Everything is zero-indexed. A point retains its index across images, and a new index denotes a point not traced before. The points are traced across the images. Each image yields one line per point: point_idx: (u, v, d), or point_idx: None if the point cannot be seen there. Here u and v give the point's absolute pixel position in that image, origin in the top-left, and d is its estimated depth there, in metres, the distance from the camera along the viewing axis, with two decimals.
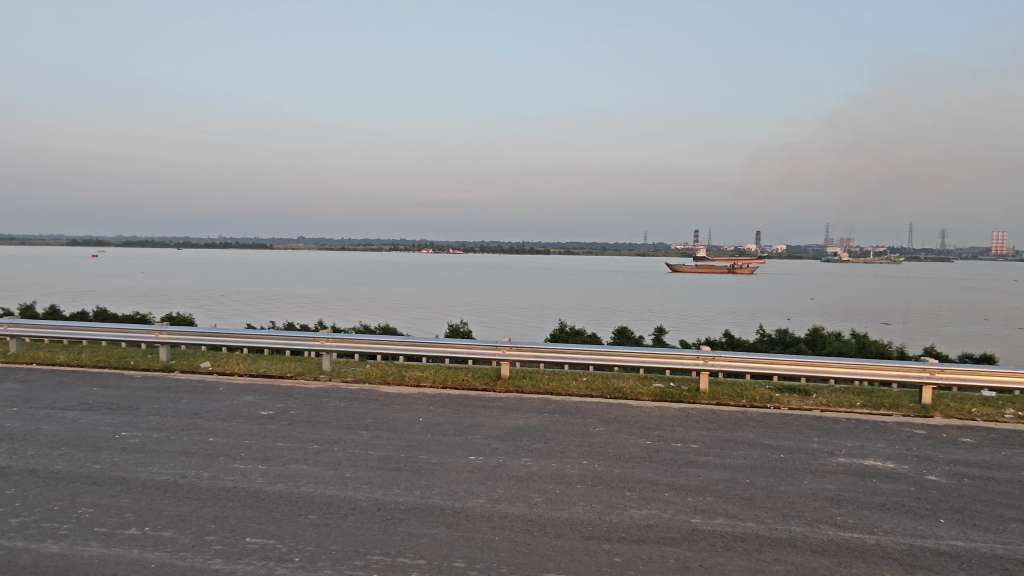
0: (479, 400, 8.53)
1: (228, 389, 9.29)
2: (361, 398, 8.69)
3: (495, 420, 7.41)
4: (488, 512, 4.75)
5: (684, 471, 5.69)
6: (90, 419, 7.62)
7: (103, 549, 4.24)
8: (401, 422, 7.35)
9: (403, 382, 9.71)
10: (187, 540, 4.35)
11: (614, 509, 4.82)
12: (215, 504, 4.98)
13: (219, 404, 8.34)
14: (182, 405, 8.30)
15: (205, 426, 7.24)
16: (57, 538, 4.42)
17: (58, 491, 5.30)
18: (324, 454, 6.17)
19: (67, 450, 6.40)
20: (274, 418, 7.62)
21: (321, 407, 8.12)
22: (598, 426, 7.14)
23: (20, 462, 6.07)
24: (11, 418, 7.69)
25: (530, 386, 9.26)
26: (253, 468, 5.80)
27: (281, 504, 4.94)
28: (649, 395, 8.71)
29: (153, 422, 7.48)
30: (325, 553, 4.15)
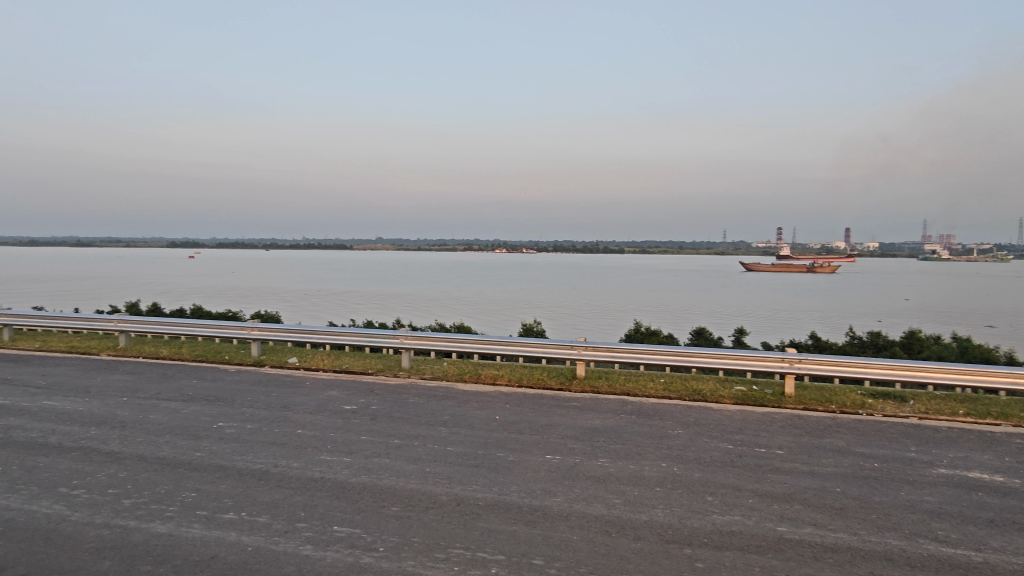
0: (554, 399, 8.53)
1: (314, 384, 9.70)
2: (439, 395, 8.87)
3: (571, 419, 7.40)
4: (566, 511, 4.76)
5: (769, 477, 5.49)
6: (190, 410, 8.16)
7: (205, 531, 4.53)
8: (478, 420, 7.46)
9: (479, 380, 9.84)
10: (280, 526, 4.58)
11: (695, 514, 4.71)
12: (304, 493, 5.21)
13: (306, 398, 8.73)
14: (272, 398, 8.73)
15: (293, 419, 7.60)
16: (164, 519, 4.76)
17: (164, 476, 5.70)
18: (405, 449, 6.35)
19: (171, 438, 6.88)
20: (357, 412, 7.90)
21: (401, 403, 8.35)
22: (677, 429, 7.00)
23: (131, 447, 6.57)
24: (122, 407, 8.33)
25: (606, 387, 9.19)
26: (338, 460, 6.04)
27: (365, 496, 5.13)
28: (730, 398, 8.45)
29: (247, 413, 7.91)
30: (408, 545, 4.27)
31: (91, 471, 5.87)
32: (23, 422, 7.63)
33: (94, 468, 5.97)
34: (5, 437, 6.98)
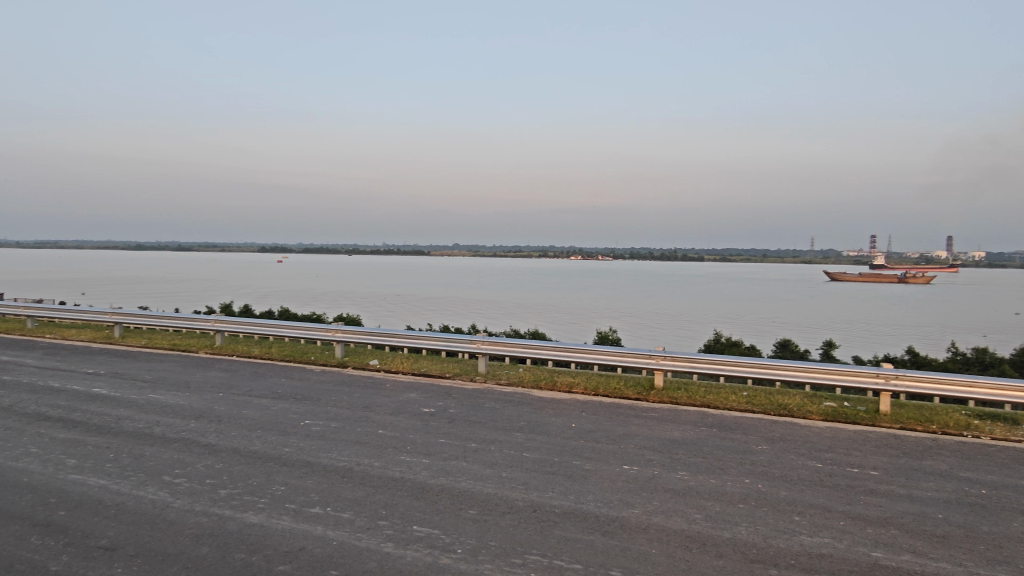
0: (632, 409, 8.40)
1: (394, 386, 9.96)
2: (515, 401, 8.93)
3: (649, 430, 7.27)
4: (645, 524, 4.68)
5: (862, 499, 5.20)
6: (279, 407, 8.57)
7: (293, 524, 4.74)
8: (554, 427, 7.45)
9: (555, 388, 9.81)
10: (363, 523, 4.73)
11: (781, 533, 4.52)
12: (384, 492, 5.37)
13: (386, 399, 8.99)
14: (355, 399, 9.04)
15: (374, 419, 7.84)
16: (255, 510, 5.02)
17: (256, 468, 6.01)
18: (482, 453, 6.42)
19: (262, 433, 7.25)
20: (435, 415, 8.06)
21: (478, 407, 8.45)
22: (761, 444, 6.74)
23: (226, 440, 6.97)
24: (219, 403, 8.85)
25: (686, 398, 8.97)
26: (417, 461, 6.18)
27: (443, 498, 5.21)
28: (819, 414, 8.06)
29: (331, 412, 8.23)
30: (486, 548, 4.31)
31: (191, 461, 6.27)
32: (133, 412, 8.25)
33: (193, 458, 6.37)
34: (117, 426, 7.57)
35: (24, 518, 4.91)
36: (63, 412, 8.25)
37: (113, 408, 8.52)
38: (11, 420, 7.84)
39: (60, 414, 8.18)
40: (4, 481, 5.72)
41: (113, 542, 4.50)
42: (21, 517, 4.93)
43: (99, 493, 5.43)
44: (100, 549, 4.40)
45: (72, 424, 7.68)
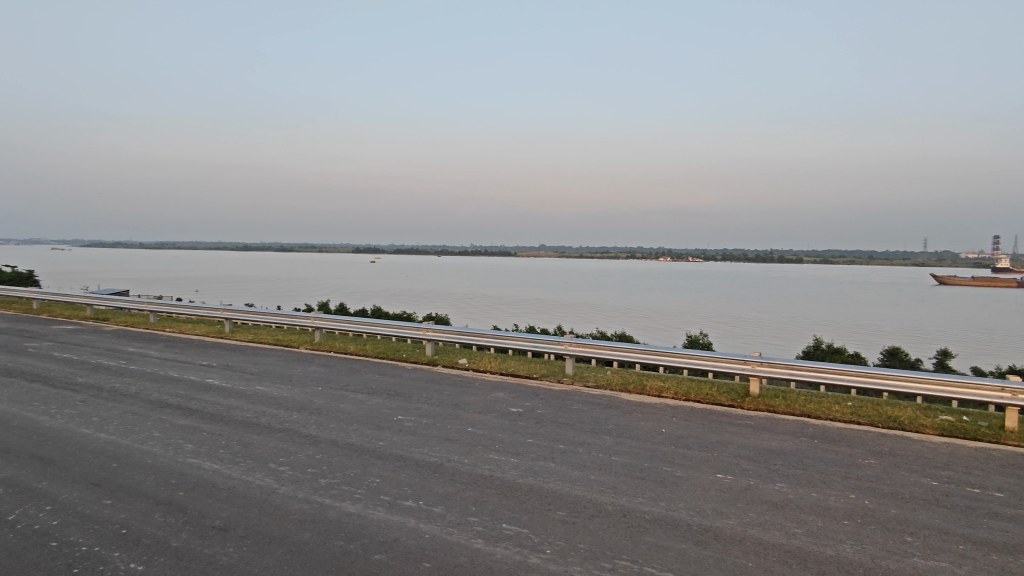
0: (725, 416, 8.11)
1: (483, 386, 10.11)
2: (602, 403, 8.85)
3: (744, 438, 7.01)
4: (740, 535, 4.51)
5: (985, 523, 4.79)
6: (374, 402, 8.90)
7: (388, 515, 4.91)
8: (643, 431, 7.32)
9: (644, 391, 9.62)
10: (453, 518, 4.83)
11: (891, 554, 4.24)
12: (474, 489, 5.46)
13: (475, 398, 9.15)
14: (445, 396, 9.26)
15: (464, 417, 8.00)
16: (353, 500, 5.24)
17: (353, 460, 6.28)
18: (570, 454, 6.41)
19: (359, 427, 7.56)
20: (523, 415, 8.12)
21: (565, 409, 8.45)
22: (867, 458, 6.34)
23: (325, 432, 7.33)
24: (318, 396, 9.30)
25: (784, 406, 8.57)
26: (506, 460, 6.25)
27: (532, 497, 5.25)
28: (933, 428, 7.49)
29: (423, 409, 8.47)
30: (575, 550, 4.30)
31: (294, 451, 6.63)
32: (242, 403, 8.82)
33: (296, 448, 6.74)
34: (228, 415, 8.12)
35: (149, 497, 5.36)
36: (181, 400, 8.94)
37: (224, 398, 9.15)
38: (137, 406, 8.59)
39: (179, 402, 8.87)
40: (132, 462, 6.27)
41: (225, 522, 4.83)
42: (147, 495, 5.38)
43: (213, 476, 5.85)
44: (214, 528, 4.73)
45: (190, 411, 8.31)
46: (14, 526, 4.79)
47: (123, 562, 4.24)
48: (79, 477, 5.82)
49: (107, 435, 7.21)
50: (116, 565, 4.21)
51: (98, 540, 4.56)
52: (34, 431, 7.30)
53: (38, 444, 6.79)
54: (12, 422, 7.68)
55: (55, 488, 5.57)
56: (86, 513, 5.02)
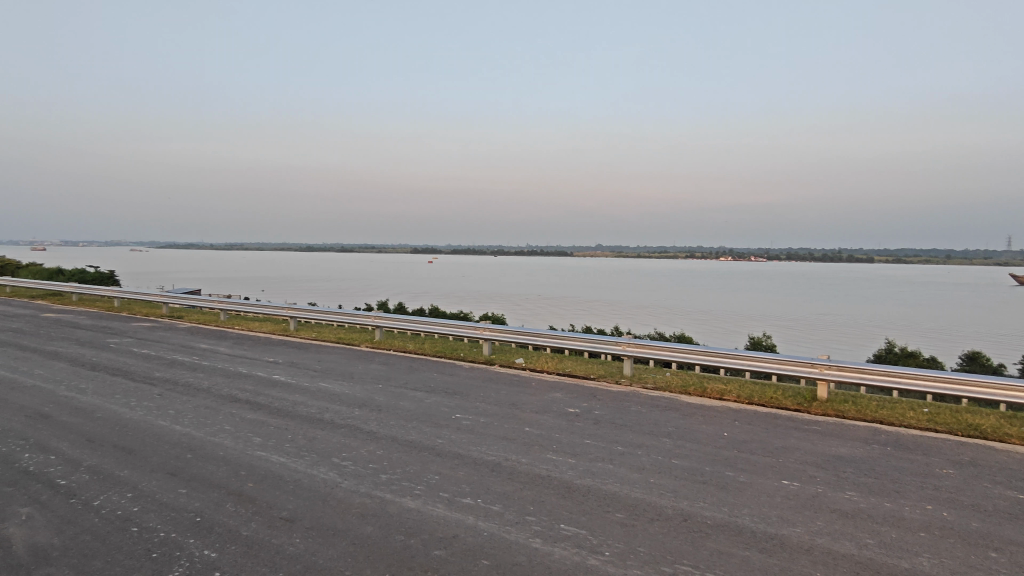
0: (791, 421, 7.85)
1: (541, 386, 10.10)
2: (662, 405, 8.72)
3: (811, 445, 6.76)
4: (808, 544, 4.35)
5: None
6: (432, 400, 9.03)
7: (447, 512, 4.97)
8: (704, 435, 7.16)
9: (705, 394, 9.40)
10: (511, 517, 4.85)
11: (973, 570, 4.01)
12: (532, 489, 5.46)
13: (532, 397, 9.16)
14: (502, 396, 9.30)
15: (521, 416, 8.01)
16: (412, 496, 5.33)
17: (412, 457, 6.39)
18: (629, 456, 6.34)
19: (418, 424, 7.68)
20: (580, 416, 8.08)
21: (624, 410, 8.35)
22: (946, 468, 6.01)
23: (386, 429, 7.48)
24: (379, 393, 9.51)
25: (854, 412, 8.23)
26: (563, 460, 6.23)
27: (590, 498, 5.21)
28: (1019, 438, 7.03)
29: (480, 407, 8.54)
30: (634, 554, 4.24)
31: (356, 446, 6.80)
32: (306, 398, 9.11)
33: (358, 443, 6.90)
34: (294, 411, 8.39)
35: (221, 487, 5.60)
36: (250, 395, 9.30)
37: (290, 393, 9.46)
38: (210, 400, 8.99)
39: (248, 396, 9.23)
40: (206, 453, 6.56)
41: (292, 513, 5.00)
42: (219, 485, 5.63)
43: (280, 469, 6.06)
44: (282, 519, 4.90)
45: (258, 406, 8.63)
46: (99, 511, 5.09)
47: (198, 548, 4.44)
48: (157, 467, 6.13)
49: (182, 427, 7.58)
50: (191, 551, 4.41)
51: (175, 527, 4.79)
52: (117, 422, 7.73)
53: (120, 435, 7.19)
54: (96, 413, 8.16)
55: (136, 476, 5.89)
56: (164, 501, 5.29)
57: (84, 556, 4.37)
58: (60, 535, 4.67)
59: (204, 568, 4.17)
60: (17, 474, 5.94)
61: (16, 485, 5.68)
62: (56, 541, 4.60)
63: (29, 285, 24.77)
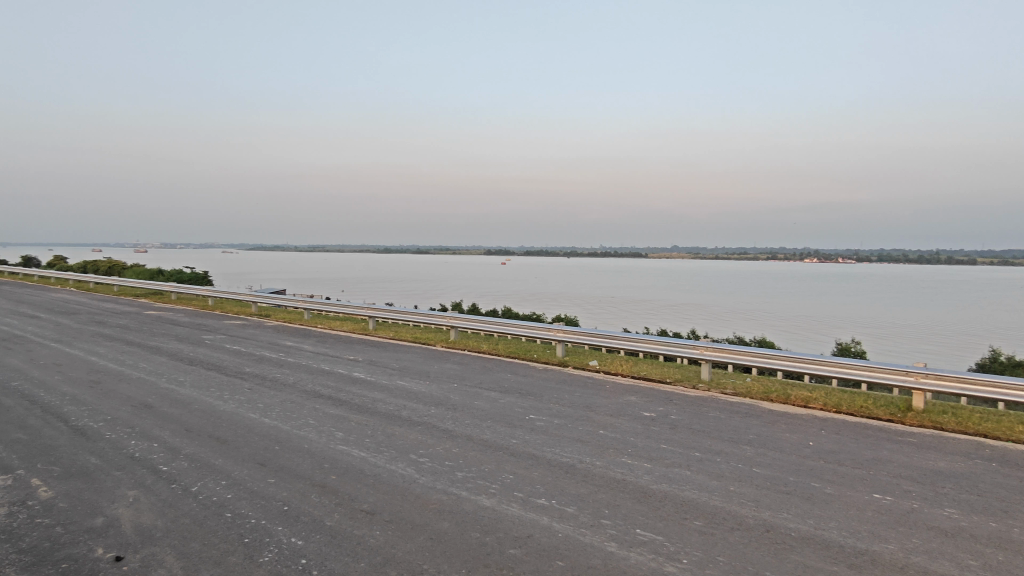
0: (882, 432, 7.42)
1: (615, 388, 9.99)
2: (742, 411, 8.44)
3: (906, 457, 6.37)
4: (902, 563, 4.12)
5: None
6: (506, 400, 9.11)
7: (521, 511, 5.00)
8: (788, 443, 6.88)
9: (788, 401, 9.03)
10: (586, 519, 4.83)
11: None
12: (607, 492, 5.41)
13: (607, 400, 9.07)
14: (576, 398, 9.26)
15: (595, 419, 7.96)
16: (488, 494, 5.40)
17: (487, 456, 6.46)
18: (707, 463, 6.18)
19: (493, 424, 7.77)
20: (656, 420, 7.93)
21: (702, 415, 8.15)
22: None
23: (461, 427, 7.60)
24: (454, 392, 9.68)
25: (954, 424, 7.69)
26: (639, 465, 6.14)
27: (667, 504, 5.11)
28: None
29: (554, 409, 8.53)
30: (713, 563, 4.14)
31: (433, 443, 6.95)
32: (385, 396, 9.38)
33: (434, 441, 7.05)
34: (373, 407, 8.67)
35: (306, 478, 5.86)
36: (332, 391, 9.68)
37: (370, 391, 9.77)
38: (295, 395, 9.42)
39: (330, 392, 9.61)
40: (292, 445, 6.88)
41: (372, 506, 5.17)
42: (305, 477, 5.89)
43: (361, 463, 6.28)
44: (363, 511, 5.07)
45: (339, 402, 8.97)
46: (197, 496, 5.44)
47: (286, 536, 4.66)
48: (248, 457, 6.48)
49: (271, 419, 7.98)
50: (280, 538, 4.63)
51: (264, 514, 5.05)
52: (212, 414, 8.23)
53: (215, 425, 7.65)
54: (193, 405, 8.71)
55: (229, 465, 6.24)
56: (254, 489, 5.58)
57: (184, 538, 4.68)
58: (163, 518, 5.02)
59: (292, 555, 4.37)
60: (125, 459, 6.42)
61: (124, 469, 6.14)
62: (159, 523, 4.94)
63: (135, 284, 26.75)
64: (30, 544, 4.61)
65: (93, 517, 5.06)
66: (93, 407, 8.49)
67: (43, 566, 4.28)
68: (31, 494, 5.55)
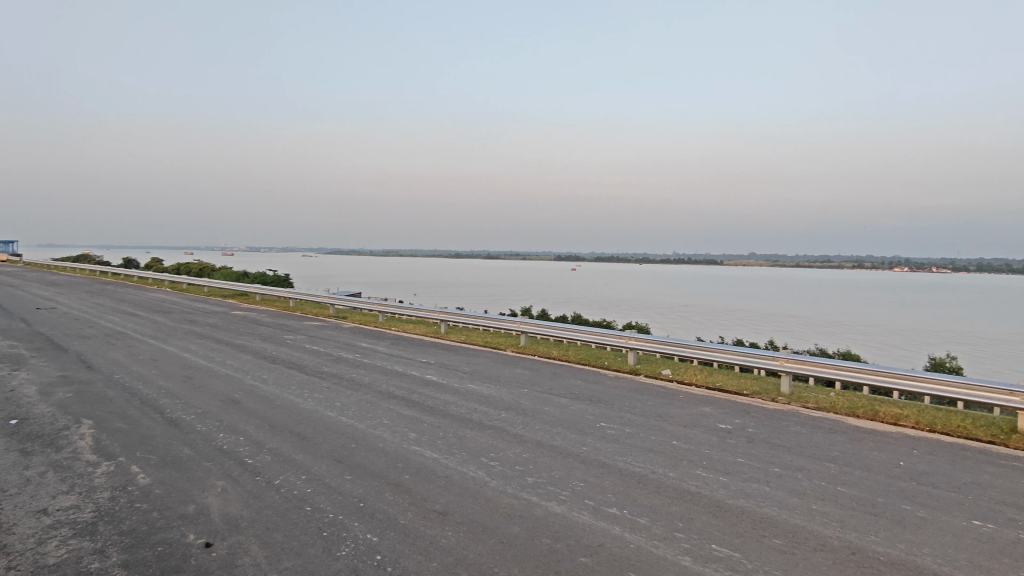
0: (982, 454, 6.91)
1: (689, 398, 9.75)
2: (825, 427, 8.05)
3: (1010, 483, 5.91)
4: None
5: None
6: (577, 407, 9.06)
7: (593, 520, 4.96)
8: (876, 462, 6.51)
9: (876, 419, 8.53)
10: (659, 531, 4.73)
11: None
12: (680, 504, 5.28)
13: (680, 410, 8.86)
14: (648, 407, 9.10)
15: (668, 429, 7.78)
16: (558, 500, 5.38)
17: (558, 462, 6.44)
18: (787, 479, 5.93)
19: (563, 430, 7.73)
20: (733, 433, 7.68)
21: (781, 430, 7.83)
22: None
23: (532, 433, 7.61)
24: (524, 397, 9.70)
25: None
26: (715, 478, 5.97)
27: (744, 520, 4.94)
28: None
29: (626, 417, 8.41)
30: None
31: (503, 447, 6.99)
32: (456, 398, 9.52)
33: (505, 445, 7.09)
34: (445, 409, 8.81)
35: (381, 476, 6.02)
36: (406, 392, 9.90)
37: (442, 393, 9.94)
38: (370, 395, 9.69)
39: (404, 394, 9.83)
40: (367, 444, 7.09)
41: (444, 507, 5.25)
42: (380, 475, 6.05)
43: (433, 464, 6.39)
44: (435, 511, 5.16)
45: (412, 403, 9.17)
46: (279, 489, 5.69)
47: (362, 531, 4.80)
48: (326, 453, 6.72)
49: (348, 418, 8.25)
50: (356, 533, 4.78)
51: (341, 509, 5.22)
52: (293, 410, 8.59)
53: (296, 422, 7.97)
54: (276, 401, 9.11)
55: (309, 460, 6.49)
56: (332, 485, 5.78)
57: (267, 528, 4.89)
58: (247, 508, 5.27)
59: (368, 551, 4.50)
60: (214, 451, 6.78)
61: (213, 460, 6.49)
62: (245, 512, 5.20)
63: (224, 285, 28.26)
64: (130, 527, 4.94)
65: (186, 505, 5.37)
66: (185, 401, 9.02)
67: (141, 549, 4.58)
68: (131, 480, 5.94)
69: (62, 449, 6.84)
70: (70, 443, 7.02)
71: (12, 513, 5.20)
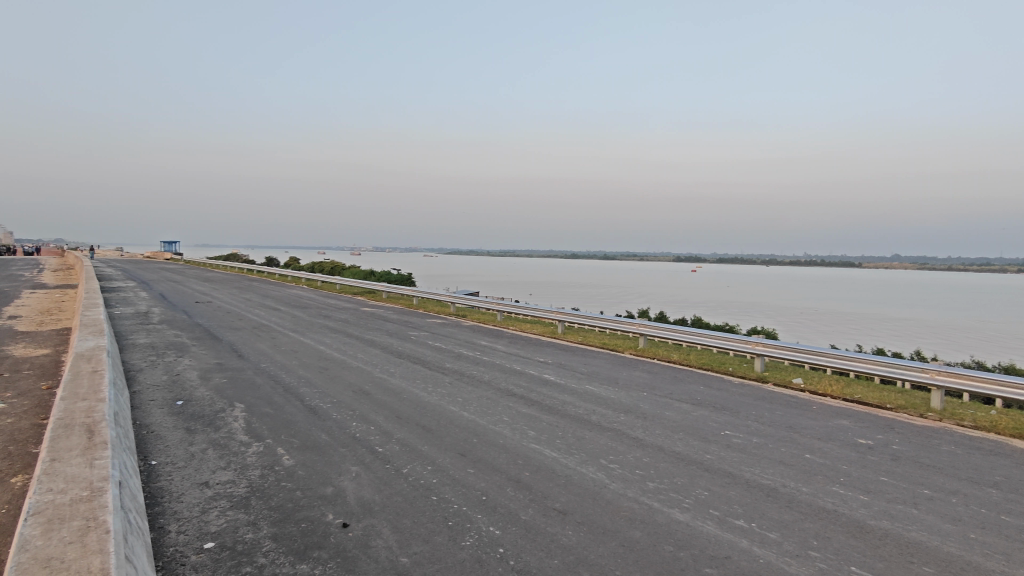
0: None
1: (823, 410, 9.15)
2: (984, 448, 7.27)
3: None
4: None
5: None
6: (699, 413, 8.77)
7: (718, 530, 4.79)
8: None
9: None
10: (791, 548, 4.49)
11: None
12: (814, 521, 4.98)
13: (814, 422, 8.33)
14: (777, 416, 8.64)
15: (800, 442, 7.35)
16: (681, 508, 5.25)
17: (680, 469, 6.28)
18: (939, 503, 5.41)
19: (685, 436, 7.53)
20: (874, 449, 7.12)
21: (931, 448, 7.15)
22: None
23: (652, 437, 7.47)
24: (644, 401, 9.53)
25: None
26: (854, 496, 5.56)
27: (888, 543, 4.58)
28: None
29: (753, 427, 8.04)
30: None
31: (623, 451, 6.92)
32: (575, 399, 9.54)
33: (625, 448, 7.00)
34: (563, 409, 8.85)
35: (503, 472, 6.15)
36: (524, 391, 10.05)
37: (560, 393, 10.00)
38: (490, 392, 9.93)
39: (523, 392, 9.99)
40: (488, 439, 7.28)
41: (564, 506, 5.29)
42: (501, 470, 6.19)
43: (553, 463, 6.44)
44: (556, 510, 5.22)
45: (531, 402, 9.29)
46: (407, 477, 5.99)
47: (485, 524, 4.94)
48: (450, 446, 6.97)
49: (469, 413, 8.50)
50: (479, 526, 4.92)
51: (465, 501, 5.40)
52: (418, 403, 8.99)
53: (422, 415, 8.33)
54: (403, 394, 9.58)
55: (434, 451, 6.78)
56: (456, 477, 6.00)
57: (397, 513, 5.16)
58: (379, 493, 5.59)
59: (491, 543, 4.63)
60: (349, 438, 7.25)
61: (348, 446, 6.95)
62: (376, 497, 5.52)
63: (355, 283, 29.98)
64: (277, 503, 5.40)
65: (325, 486, 5.79)
66: (322, 390, 9.70)
67: (288, 524, 4.99)
68: (278, 461, 6.50)
69: (219, 429, 7.60)
70: (226, 424, 7.78)
71: (180, 483, 5.84)
